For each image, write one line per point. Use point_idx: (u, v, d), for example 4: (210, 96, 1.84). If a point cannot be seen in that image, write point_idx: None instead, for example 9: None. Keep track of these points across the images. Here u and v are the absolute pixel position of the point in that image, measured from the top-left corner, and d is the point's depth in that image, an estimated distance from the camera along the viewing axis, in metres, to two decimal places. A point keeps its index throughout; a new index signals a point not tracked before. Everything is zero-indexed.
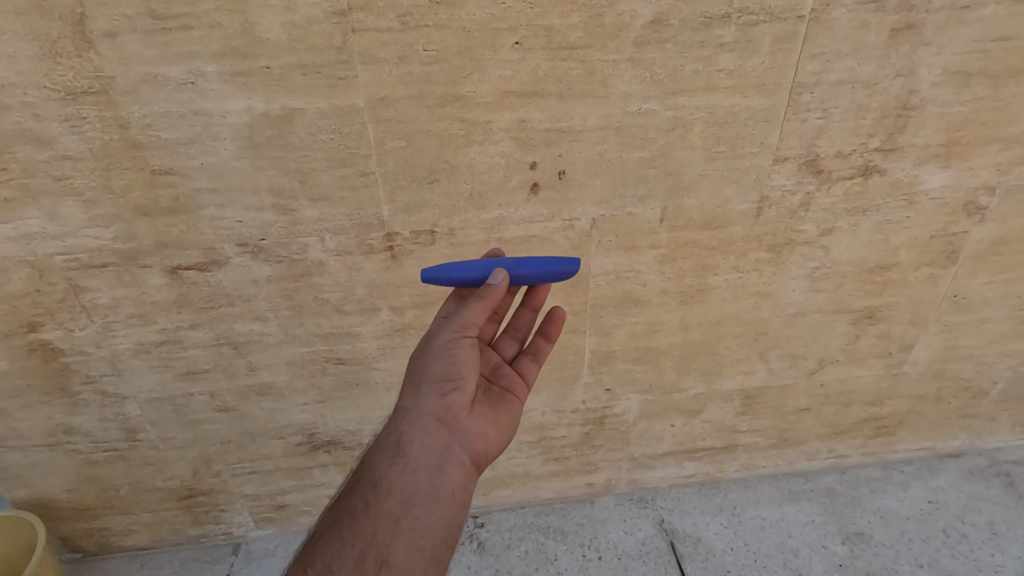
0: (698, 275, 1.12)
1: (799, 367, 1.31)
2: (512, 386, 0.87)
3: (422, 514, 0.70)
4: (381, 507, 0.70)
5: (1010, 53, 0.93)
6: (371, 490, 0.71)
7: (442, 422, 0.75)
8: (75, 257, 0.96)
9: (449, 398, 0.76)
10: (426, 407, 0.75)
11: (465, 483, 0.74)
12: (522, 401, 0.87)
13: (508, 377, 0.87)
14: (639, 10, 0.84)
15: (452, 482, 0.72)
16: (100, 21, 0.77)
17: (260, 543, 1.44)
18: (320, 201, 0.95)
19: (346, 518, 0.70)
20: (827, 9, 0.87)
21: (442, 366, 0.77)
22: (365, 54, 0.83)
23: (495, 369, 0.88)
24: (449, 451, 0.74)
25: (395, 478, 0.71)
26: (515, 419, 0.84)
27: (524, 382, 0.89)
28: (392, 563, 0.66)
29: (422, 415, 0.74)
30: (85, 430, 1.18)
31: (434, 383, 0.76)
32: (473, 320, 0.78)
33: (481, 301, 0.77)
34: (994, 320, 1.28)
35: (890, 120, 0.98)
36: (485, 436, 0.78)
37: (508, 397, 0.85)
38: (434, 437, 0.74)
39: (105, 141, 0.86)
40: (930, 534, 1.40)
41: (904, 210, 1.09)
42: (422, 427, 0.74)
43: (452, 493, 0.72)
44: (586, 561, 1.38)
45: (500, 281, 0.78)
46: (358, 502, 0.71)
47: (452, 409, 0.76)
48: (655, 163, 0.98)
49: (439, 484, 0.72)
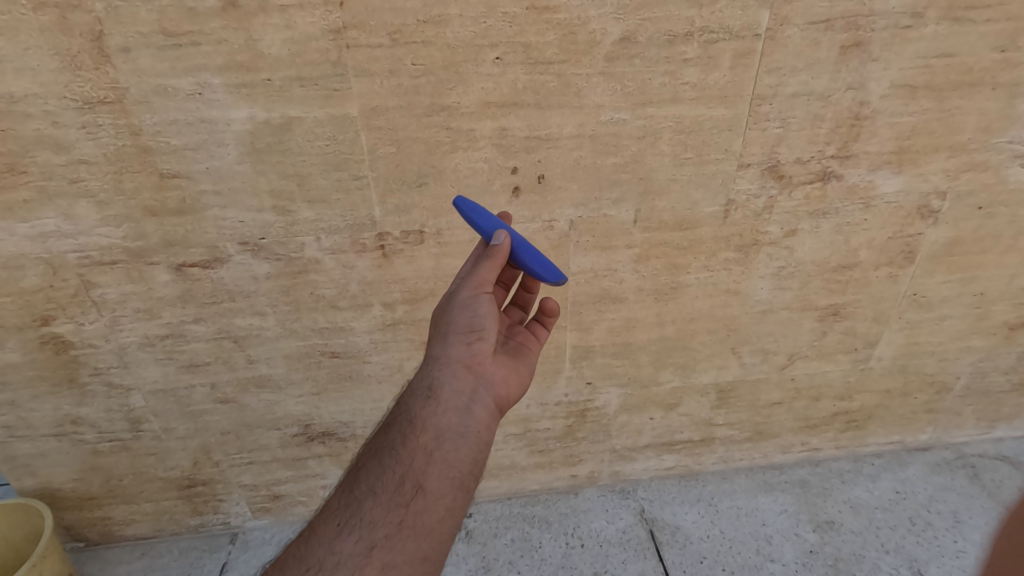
0: (671, 273, 1.20)
1: (770, 362, 1.38)
2: (526, 342, 0.93)
3: (453, 448, 0.76)
4: (417, 441, 0.76)
5: (951, 69, 1.02)
6: (408, 425, 0.77)
7: (470, 368, 0.82)
8: (88, 254, 1.03)
9: (474, 346, 0.83)
10: (454, 354, 0.82)
11: (490, 424, 0.80)
12: (536, 355, 0.93)
13: (522, 334, 0.94)
14: (609, 28, 0.92)
15: (479, 421, 0.79)
16: (117, 38, 0.85)
17: (257, 532, 1.50)
18: (316, 203, 1.02)
19: (385, 449, 0.77)
20: (781, 28, 0.95)
21: (465, 318, 0.83)
22: (358, 68, 0.91)
23: (510, 329, 0.96)
24: (477, 393, 0.80)
25: (429, 416, 0.77)
26: (532, 369, 0.90)
27: (537, 339, 0.96)
28: (427, 488, 0.73)
29: (452, 362, 0.81)
30: (91, 421, 1.24)
31: (460, 334, 0.83)
32: (487, 277, 0.84)
33: (492, 261, 0.84)
34: (954, 317, 1.35)
35: (844, 129, 1.06)
36: (508, 381, 0.85)
37: (524, 350, 0.92)
38: (463, 380, 0.80)
39: (118, 146, 0.94)
40: (897, 522, 1.47)
41: (862, 213, 1.17)
42: (452, 372, 0.80)
43: (479, 431, 0.78)
44: (569, 548, 1.45)
45: (504, 242, 0.85)
46: (396, 435, 0.77)
47: (478, 357, 0.83)
48: (627, 169, 1.05)
49: (468, 423, 0.78)
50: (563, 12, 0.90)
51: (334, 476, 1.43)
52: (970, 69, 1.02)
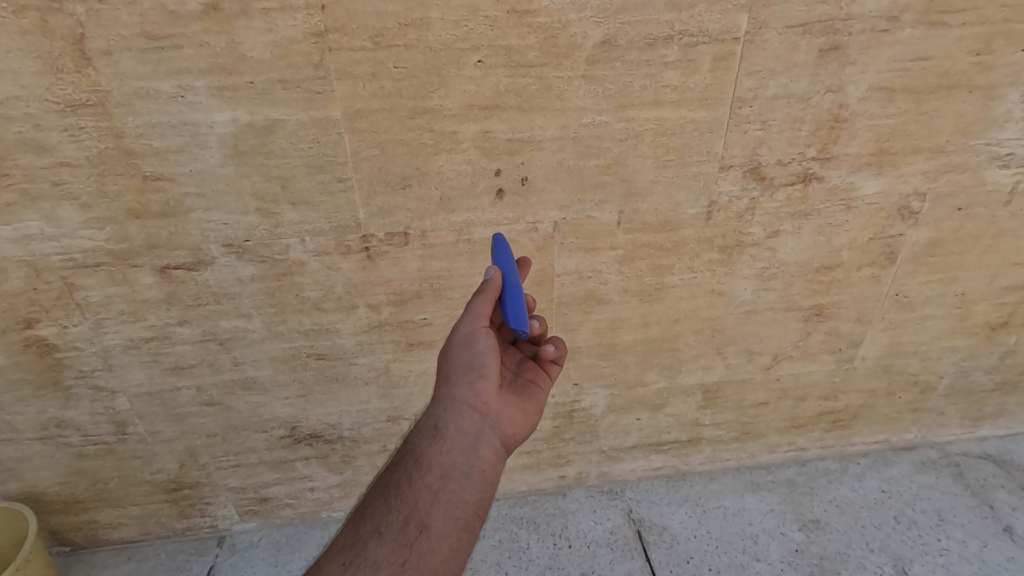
0: (656, 274, 1.21)
1: (755, 362, 1.39)
2: (536, 379, 0.95)
3: (457, 488, 0.77)
4: (422, 480, 0.78)
5: (928, 72, 1.03)
6: (414, 464, 0.79)
7: (475, 408, 0.83)
8: (71, 257, 1.03)
9: (477, 385, 0.84)
10: (458, 394, 0.83)
11: (496, 463, 0.81)
12: (545, 393, 0.94)
13: (531, 371, 0.96)
14: (590, 32, 0.93)
15: (484, 461, 0.80)
16: (99, 41, 0.85)
17: (245, 535, 1.49)
18: (300, 205, 1.02)
19: (391, 488, 0.78)
20: (760, 32, 0.96)
21: (465, 357, 0.85)
22: (340, 71, 0.91)
23: (519, 365, 0.97)
24: (482, 433, 0.82)
25: (435, 455, 0.79)
26: (539, 408, 0.92)
27: (548, 376, 0.97)
28: (431, 528, 0.74)
29: (456, 402, 0.82)
30: (76, 424, 1.24)
31: (462, 373, 0.84)
32: (482, 311, 0.86)
33: (484, 294, 0.85)
34: (936, 317, 1.37)
35: (824, 131, 1.07)
36: (514, 421, 0.86)
37: (533, 388, 0.93)
38: (468, 420, 0.82)
39: (101, 149, 0.94)
40: (882, 521, 1.48)
41: (843, 214, 1.18)
42: (457, 412, 0.82)
43: (484, 471, 0.79)
44: (557, 548, 1.45)
45: (495, 276, 0.86)
46: (402, 475, 0.79)
47: (481, 396, 0.84)
48: (610, 171, 1.06)
49: (473, 462, 0.79)
50: (544, 15, 0.91)
51: (322, 478, 1.43)
52: (946, 72, 1.03)
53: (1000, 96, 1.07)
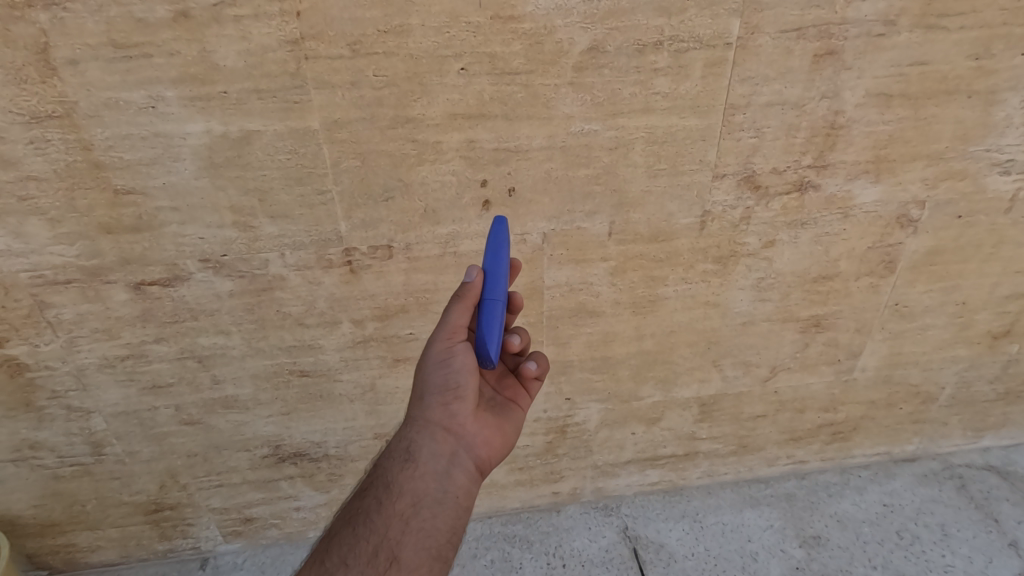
0: (649, 286, 1.17)
1: (752, 374, 1.35)
2: (515, 398, 0.92)
3: (430, 515, 0.74)
4: (394, 507, 0.74)
5: (926, 77, 1.00)
6: (384, 490, 0.75)
7: (449, 430, 0.80)
8: (40, 274, 0.99)
9: (452, 407, 0.81)
10: (432, 417, 0.80)
11: (470, 488, 0.79)
12: (523, 411, 0.92)
13: (511, 389, 0.93)
14: (576, 38, 0.90)
15: (459, 486, 0.77)
16: (64, 50, 0.82)
17: (228, 557, 1.45)
18: (279, 218, 0.99)
19: (361, 516, 0.74)
20: (753, 37, 0.93)
21: (441, 376, 0.81)
22: (318, 80, 0.88)
23: (498, 381, 0.93)
24: (457, 456, 0.79)
25: (406, 481, 0.76)
26: (517, 428, 0.89)
27: (526, 392, 0.94)
28: (401, 559, 0.71)
29: (430, 424, 0.80)
30: (50, 445, 1.20)
31: (436, 394, 0.80)
32: (459, 323, 0.82)
33: (462, 303, 0.81)
34: (936, 326, 1.33)
35: (820, 138, 1.04)
36: (490, 444, 0.84)
37: (511, 406, 0.90)
38: (442, 443, 0.79)
39: (69, 162, 0.90)
40: (884, 536, 1.44)
41: (840, 223, 1.15)
42: (430, 434, 0.79)
43: (458, 497, 0.77)
44: (550, 568, 1.41)
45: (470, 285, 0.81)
46: (372, 501, 0.75)
47: (457, 418, 0.81)
48: (600, 180, 1.03)
49: (447, 488, 0.77)
50: (528, 21, 0.88)
51: (307, 497, 1.39)
52: (945, 77, 1.00)
53: (1000, 101, 1.04)
